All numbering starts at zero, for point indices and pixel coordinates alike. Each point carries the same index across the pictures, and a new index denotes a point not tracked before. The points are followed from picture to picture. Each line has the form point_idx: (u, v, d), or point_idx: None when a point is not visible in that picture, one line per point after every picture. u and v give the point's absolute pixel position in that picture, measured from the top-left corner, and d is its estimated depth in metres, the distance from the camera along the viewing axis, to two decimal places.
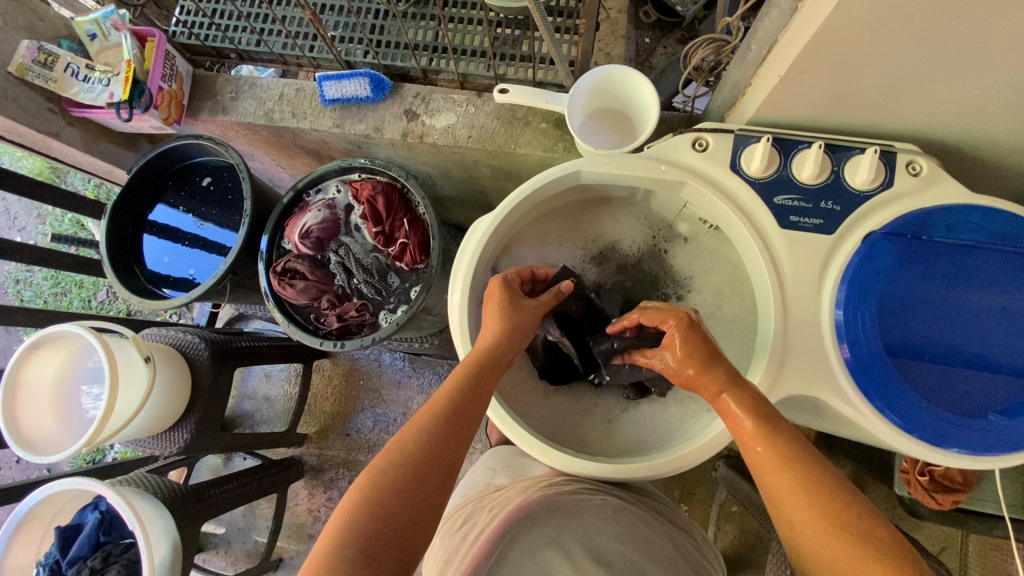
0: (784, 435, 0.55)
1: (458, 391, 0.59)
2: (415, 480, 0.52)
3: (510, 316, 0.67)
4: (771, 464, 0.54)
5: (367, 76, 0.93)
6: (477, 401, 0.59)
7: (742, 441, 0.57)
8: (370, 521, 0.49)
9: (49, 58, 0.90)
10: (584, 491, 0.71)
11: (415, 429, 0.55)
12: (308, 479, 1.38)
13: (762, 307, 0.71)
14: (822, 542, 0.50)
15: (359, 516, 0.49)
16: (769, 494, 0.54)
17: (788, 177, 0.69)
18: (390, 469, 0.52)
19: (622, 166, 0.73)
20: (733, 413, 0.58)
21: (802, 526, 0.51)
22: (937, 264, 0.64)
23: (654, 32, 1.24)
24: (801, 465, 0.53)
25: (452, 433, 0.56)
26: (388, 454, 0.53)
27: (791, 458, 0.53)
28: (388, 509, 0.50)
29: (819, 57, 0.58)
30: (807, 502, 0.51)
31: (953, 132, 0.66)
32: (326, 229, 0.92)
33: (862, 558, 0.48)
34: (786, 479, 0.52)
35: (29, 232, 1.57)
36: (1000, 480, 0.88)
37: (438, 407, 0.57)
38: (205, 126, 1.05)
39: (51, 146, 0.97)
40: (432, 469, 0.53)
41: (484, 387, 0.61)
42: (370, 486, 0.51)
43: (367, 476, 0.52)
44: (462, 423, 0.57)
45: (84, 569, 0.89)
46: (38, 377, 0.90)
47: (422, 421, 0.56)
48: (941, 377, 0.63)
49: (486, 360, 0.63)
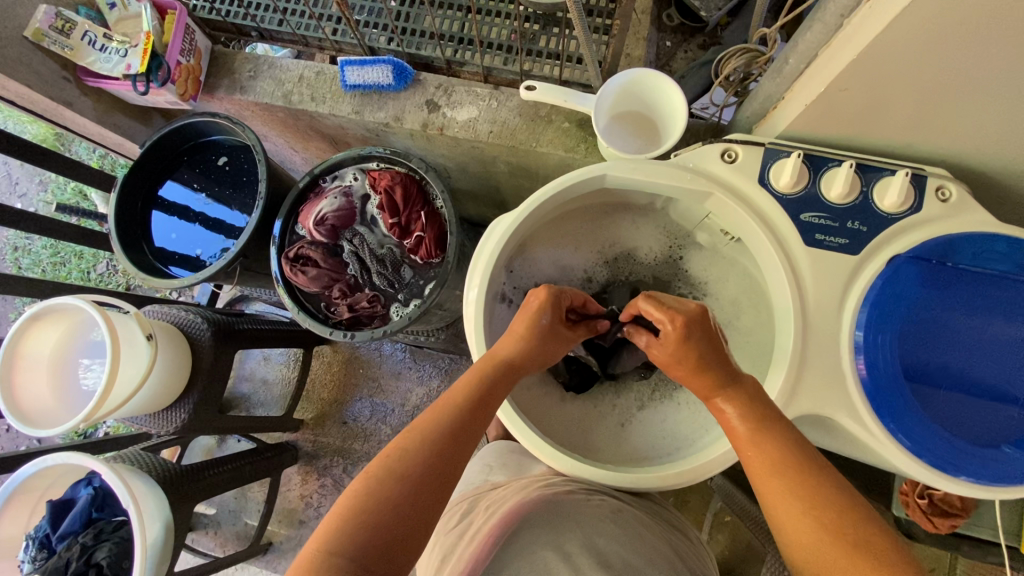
0: (779, 441, 0.54)
1: (464, 403, 0.58)
2: (413, 488, 0.51)
3: (537, 331, 0.66)
4: (765, 470, 0.53)
5: (390, 63, 0.92)
6: (483, 416, 0.59)
7: (738, 445, 0.57)
8: (366, 530, 0.48)
9: (67, 25, 0.89)
10: (582, 491, 0.71)
11: (416, 438, 0.54)
12: (302, 464, 1.37)
13: (781, 323, 0.70)
14: (816, 548, 0.48)
15: (354, 520, 0.48)
16: (764, 499, 0.53)
17: (816, 194, 0.68)
18: (388, 476, 0.51)
19: (648, 173, 0.73)
20: (729, 418, 0.58)
21: (793, 533, 0.50)
22: (961, 292, 0.64)
23: (676, 36, 1.22)
24: (796, 471, 0.51)
25: (455, 445, 0.55)
26: (386, 463, 0.52)
27: (783, 463, 0.52)
28: (385, 520, 0.48)
29: (857, 77, 0.57)
30: (802, 506, 0.50)
31: (985, 159, 0.65)
32: (341, 217, 0.91)
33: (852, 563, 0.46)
34: (779, 484, 0.51)
35: (31, 198, 1.55)
36: (999, 509, 0.88)
37: (442, 419, 0.56)
38: (220, 104, 1.03)
39: (62, 115, 0.95)
40: (431, 479, 0.52)
41: (492, 403, 0.60)
42: (366, 494, 0.49)
43: (363, 482, 0.50)
44: (466, 437, 0.56)
45: (75, 545, 0.88)
46: (37, 349, 0.89)
47: (424, 431, 0.55)
48: (957, 405, 0.63)
49: (495, 374, 0.62)
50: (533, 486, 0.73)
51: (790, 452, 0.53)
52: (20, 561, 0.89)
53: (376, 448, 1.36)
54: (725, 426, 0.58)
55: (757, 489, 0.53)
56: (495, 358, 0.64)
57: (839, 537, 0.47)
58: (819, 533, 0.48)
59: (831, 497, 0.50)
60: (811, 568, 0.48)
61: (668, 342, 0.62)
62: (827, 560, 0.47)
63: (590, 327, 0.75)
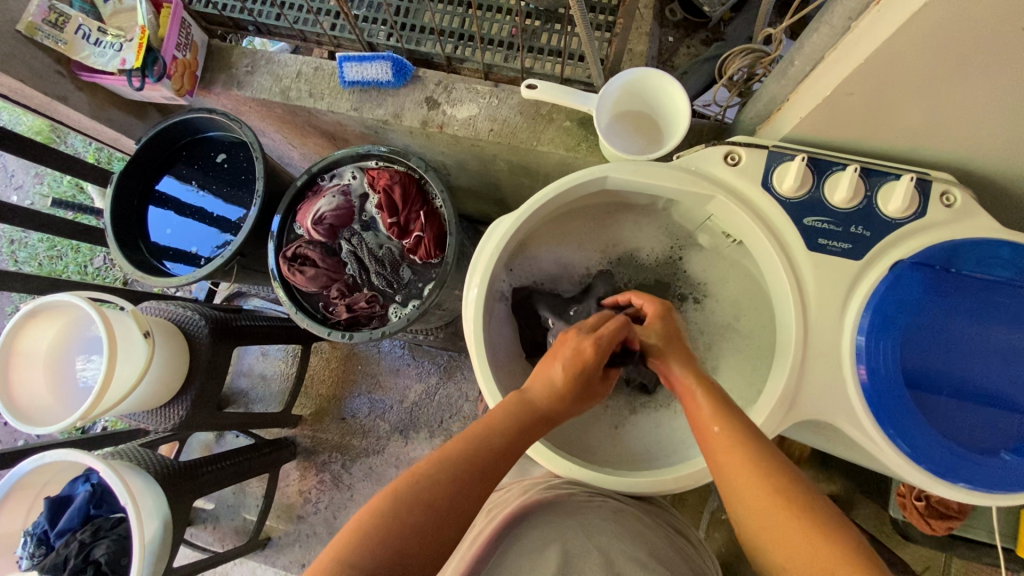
0: (736, 415, 0.56)
1: (493, 441, 0.56)
2: (439, 514, 0.50)
3: (579, 383, 0.61)
4: (724, 441, 0.55)
5: (390, 59, 0.90)
6: (509, 457, 0.57)
7: (698, 421, 0.58)
8: (391, 552, 0.48)
9: (60, 18, 0.87)
10: (583, 494, 0.70)
11: (438, 464, 0.53)
12: (301, 460, 1.37)
13: (782, 328, 0.70)
14: (767, 512, 0.50)
15: (377, 541, 0.48)
16: (719, 471, 0.54)
17: (819, 199, 0.68)
18: (410, 501, 0.50)
19: (650, 175, 0.72)
20: (694, 399, 0.59)
21: (747, 498, 0.52)
22: (964, 298, 0.64)
23: (679, 32, 1.21)
24: (753, 442, 0.54)
25: (481, 471, 0.54)
26: (408, 486, 0.51)
27: (743, 437, 0.54)
28: (405, 544, 0.48)
29: (863, 81, 0.56)
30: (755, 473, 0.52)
31: (990, 164, 0.65)
32: (339, 216, 0.90)
33: (799, 524, 0.48)
34: (737, 455, 0.53)
35: (26, 191, 1.54)
36: (995, 512, 0.89)
37: (465, 450, 0.55)
38: (217, 100, 1.02)
39: (57, 110, 0.94)
40: (454, 511, 0.51)
41: (518, 446, 0.58)
42: (387, 516, 0.49)
43: (386, 501, 0.50)
44: (489, 473, 0.55)
45: (73, 542, 0.88)
46: (33, 346, 0.88)
47: (447, 460, 0.53)
48: (958, 412, 0.62)
49: (526, 418, 0.59)
50: (534, 490, 0.73)
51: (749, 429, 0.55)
52: (19, 557, 0.89)
53: (374, 444, 1.36)
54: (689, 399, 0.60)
55: (716, 465, 0.55)
56: (528, 401, 0.60)
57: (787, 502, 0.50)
58: (771, 495, 0.50)
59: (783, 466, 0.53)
60: (762, 531, 0.50)
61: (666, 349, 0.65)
62: (775, 521, 0.49)
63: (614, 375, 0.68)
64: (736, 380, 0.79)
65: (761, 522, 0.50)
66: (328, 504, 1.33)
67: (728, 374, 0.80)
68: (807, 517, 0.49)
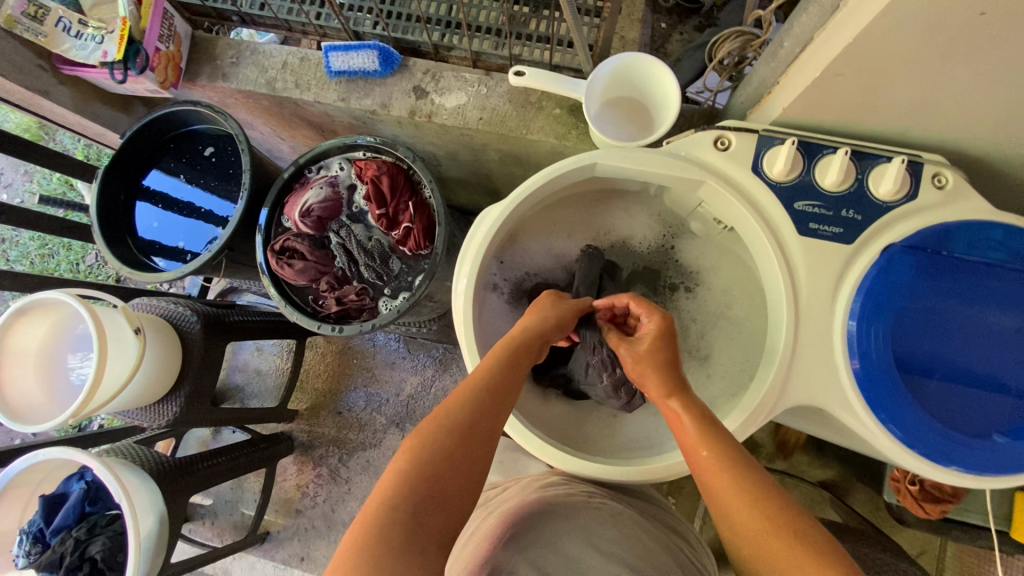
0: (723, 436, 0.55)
1: (496, 367, 0.59)
2: (465, 438, 0.51)
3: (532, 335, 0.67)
4: (713, 467, 0.53)
5: (376, 48, 0.89)
6: (514, 381, 0.59)
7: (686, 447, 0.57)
8: (404, 513, 0.45)
9: (39, 11, 0.85)
10: (582, 493, 0.70)
11: (459, 397, 0.54)
12: (298, 455, 1.37)
13: (773, 315, 0.69)
14: (759, 540, 0.48)
15: (389, 502, 0.46)
16: (714, 499, 0.53)
17: (810, 183, 0.67)
18: (440, 433, 0.51)
19: (639, 161, 0.71)
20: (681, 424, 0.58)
21: (741, 524, 0.50)
22: (956, 281, 0.63)
23: (671, 18, 1.19)
24: (741, 465, 0.52)
25: (486, 430, 0.53)
26: (434, 422, 0.52)
27: (729, 454, 0.54)
28: (440, 470, 0.48)
29: (853, 61, 0.55)
30: (746, 499, 0.50)
31: (980, 146, 0.64)
32: (327, 208, 0.89)
33: (789, 547, 0.46)
34: (727, 482, 0.52)
35: (16, 189, 1.52)
36: (989, 495, 0.89)
37: (479, 381, 0.57)
38: (203, 92, 1.01)
39: (40, 105, 0.93)
40: (478, 434, 0.52)
41: (518, 371, 0.60)
42: (421, 448, 0.49)
43: (418, 437, 0.50)
44: (502, 397, 0.56)
45: (68, 539, 0.88)
46: (23, 345, 0.87)
47: (466, 392, 0.55)
48: (949, 396, 0.62)
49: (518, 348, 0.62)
50: (531, 488, 0.72)
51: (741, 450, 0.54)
52: (14, 555, 0.89)
53: (371, 437, 1.36)
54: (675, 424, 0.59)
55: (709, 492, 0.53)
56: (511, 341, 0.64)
57: (781, 523, 0.48)
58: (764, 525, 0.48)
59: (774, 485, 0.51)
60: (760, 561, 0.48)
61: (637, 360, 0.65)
62: (769, 545, 0.47)
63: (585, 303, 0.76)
64: (728, 367, 0.79)
65: (757, 548, 0.48)
66: (326, 498, 1.33)
67: (720, 362, 0.80)
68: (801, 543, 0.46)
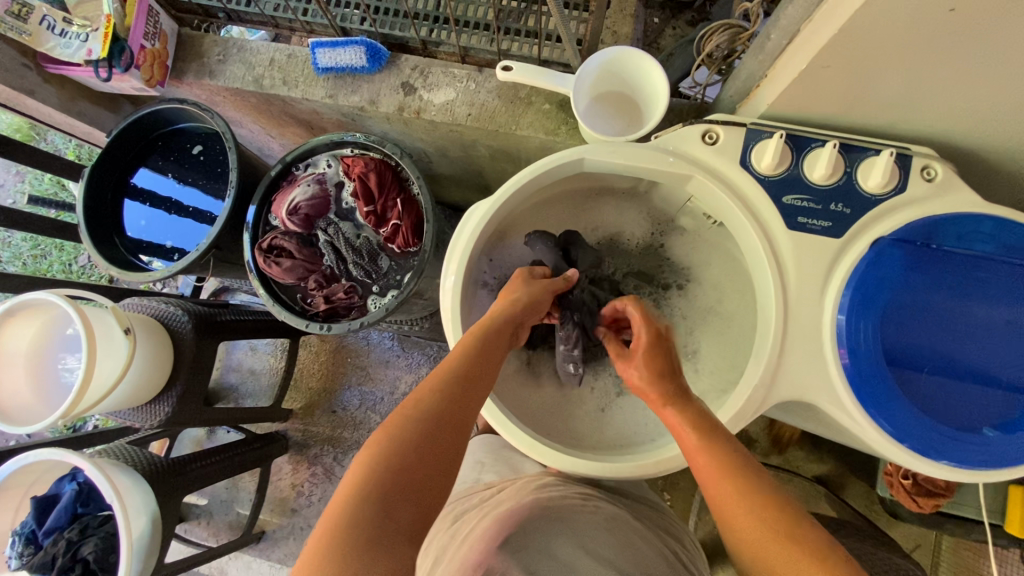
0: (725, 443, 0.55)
1: (467, 356, 0.59)
2: (433, 428, 0.51)
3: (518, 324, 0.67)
4: (714, 474, 0.53)
5: (363, 44, 0.88)
6: (487, 371, 0.59)
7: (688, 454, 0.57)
8: (371, 507, 0.45)
9: (23, 9, 0.83)
10: (578, 495, 0.69)
11: (427, 387, 0.54)
12: (293, 454, 1.37)
13: (762, 309, 0.69)
14: (759, 544, 0.47)
15: (358, 496, 0.45)
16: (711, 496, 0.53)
17: (798, 176, 0.66)
18: (407, 422, 0.50)
19: (627, 156, 0.71)
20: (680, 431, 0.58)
21: (741, 531, 0.49)
22: (945, 274, 0.63)
23: (664, 13, 1.18)
24: (743, 471, 0.52)
25: (456, 420, 0.53)
26: (403, 412, 0.51)
27: (731, 462, 0.53)
28: (410, 462, 0.48)
29: (841, 52, 0.54)
30: (745, 503, 0.50)
31: (969, 137, 0.64)
32: (315, 206, 0.89)
33: (789, 551, 0.46)
34: (727, 486, 0.51)
35: (7, 189, 1.51)
36: (983, 488, 0.89)
37: (449, 370, 0.57)
38: (190, 90, 1.00)
39: (26, 104, 0.92)
40: (448, 424, 0.52)
41: (489, 359, 0.61)
42: (388, 439, 0.49)
43: (386, 429, 0.50)
44: (472, 387, 0.56)
45: (61, 541, 0.87)
46: (13, 346, 0.86)
47: (435, 381, 0.55)
48: (940, 389, 0.62)
49: (491, 337, 0.63)
50: (525, 488, 0.72)
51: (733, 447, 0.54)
52: (7, 557, 0.89)
53: (366, 436, 1.36)
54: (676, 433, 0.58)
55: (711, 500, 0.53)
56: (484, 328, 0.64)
57: (781, 528, 0.47)
58: (764, 529, 0.48)
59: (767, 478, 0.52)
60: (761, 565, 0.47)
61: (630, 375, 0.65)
62: (768, 551, 0.47)
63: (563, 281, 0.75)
64: (719, 362, 0.79)
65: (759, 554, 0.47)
66: (322, 497, 1.33)
67: (709, 357, 0.80)
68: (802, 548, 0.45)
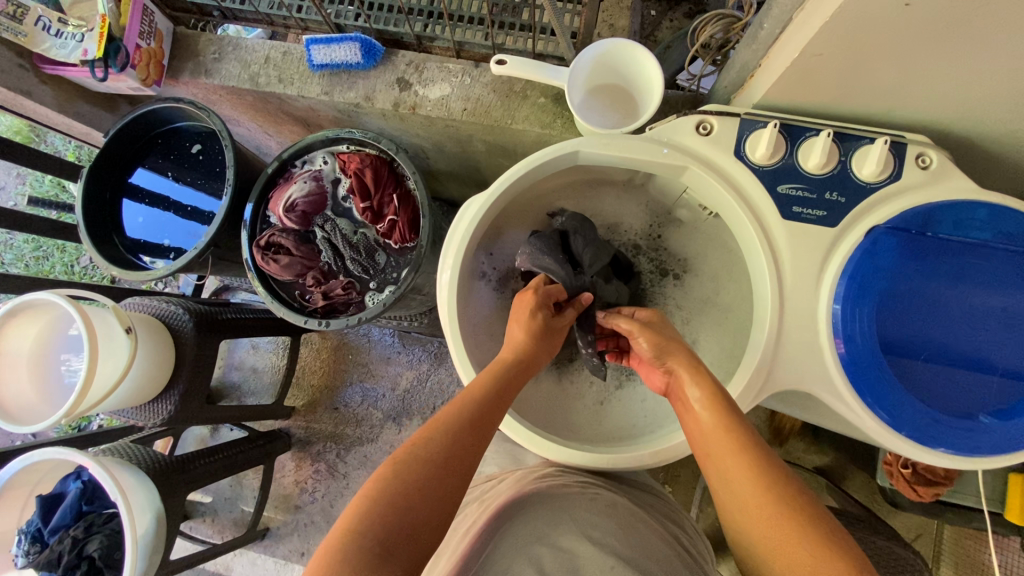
0: (740, 429, 0.54)
1: (479, 389, 0.60)
2: (439, 464, 0.51)
3: (536, 327, 0.68)
4: (728, 456, 0.53)
5: (357, 40, 0.88)
6: (500, 404, 0.60)
7: (701, 435, 0.56)
8: (373, 540, 0.46)
9: (18, 9, 0.84)
10: (577, 484, 0.69)
11: (436, 424, 0.55)
12: (295, 451, 1.37)
13: (759, 300, 0.69)
14: (770, 525, 0.48)
15: (358, 528, 0.46)
16: (722, 478, 0.53)
17: (793, 165, 0.66)
18: (411, 460, 0.51)
19: (621, 148, 0.70)
20: (695, 418, 0.58)
21: (752, 515, 0.49)
22: (940, 261, 0.63)
23: (661, 5, 1.18)
24: (758, 455, 0.52)
25: (463, 454, 0.53)
26: (411, 449, 0.52)
27: (745, 445, 0.53)
28: (412, 500, 0.49)
29: (833, 40, 0.54)
30: (757, 484, 0.50)
31: (965, 124, 0.64)
32: (312, 203, 0.89)
33: (801, 535, 0.46)
34: (739, 463, 0.52)
35: (8, 191, 1.52)
36: (984, 476, 0.89)
37: (461, 405, 0.57)
38: (186, 88, 1.00)
39: (24, 105, 0.92)
40: (454, 462, 0.52)
41: (504, 396, 0.61)
42: (392, 476, 0.50)
43: (391, 466, 0.51)
44: (481, 423, 0.57)
45: (66, 539, 0.87)
46: (16, 345, 0.87)
47: (444, 417, 0.56)
48: (935, 377, 0.62)
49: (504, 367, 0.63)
50: (526, 479, 0.72)
51: (736, 431, 0.54)
52: (13, 555, 0.89)
53: (368, 432, 1.36)
54: (692, 416, 0.58)
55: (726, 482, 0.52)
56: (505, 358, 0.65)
57: (794, 512, 0.48)
58: (777, 513, 0.48)
59: (773, 467, 0.51)
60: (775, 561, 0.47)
61: (662, 331, 0.67)
62: (780, 531, 0.47)
63: (575, 307, 0.74)
64: (717, 353, 0.79)
65: (774, 549, 0.47)
66: (324, 494, 1.34)
67: (707, 348, 0.80)
68: (814, 531, 0.46)
